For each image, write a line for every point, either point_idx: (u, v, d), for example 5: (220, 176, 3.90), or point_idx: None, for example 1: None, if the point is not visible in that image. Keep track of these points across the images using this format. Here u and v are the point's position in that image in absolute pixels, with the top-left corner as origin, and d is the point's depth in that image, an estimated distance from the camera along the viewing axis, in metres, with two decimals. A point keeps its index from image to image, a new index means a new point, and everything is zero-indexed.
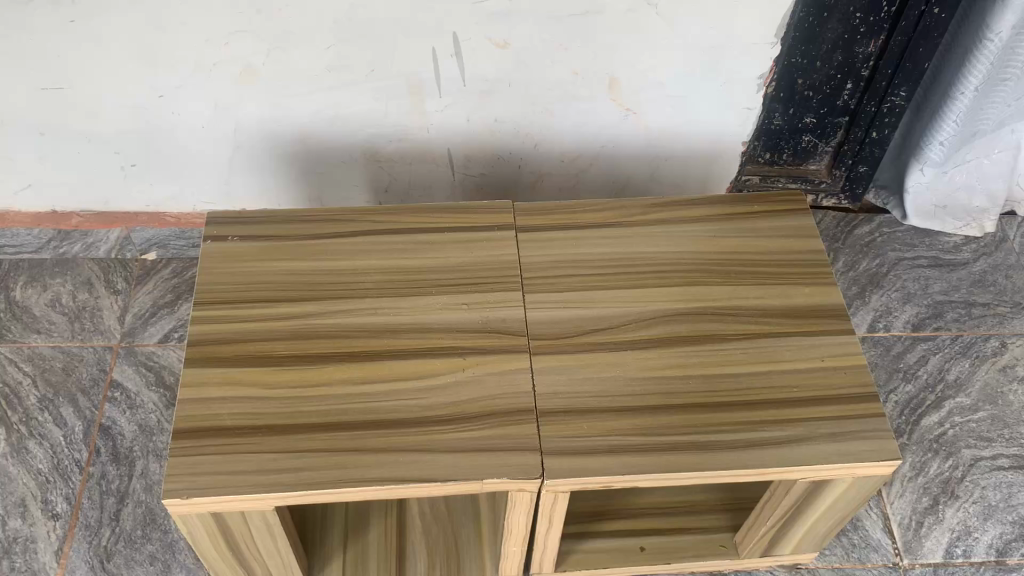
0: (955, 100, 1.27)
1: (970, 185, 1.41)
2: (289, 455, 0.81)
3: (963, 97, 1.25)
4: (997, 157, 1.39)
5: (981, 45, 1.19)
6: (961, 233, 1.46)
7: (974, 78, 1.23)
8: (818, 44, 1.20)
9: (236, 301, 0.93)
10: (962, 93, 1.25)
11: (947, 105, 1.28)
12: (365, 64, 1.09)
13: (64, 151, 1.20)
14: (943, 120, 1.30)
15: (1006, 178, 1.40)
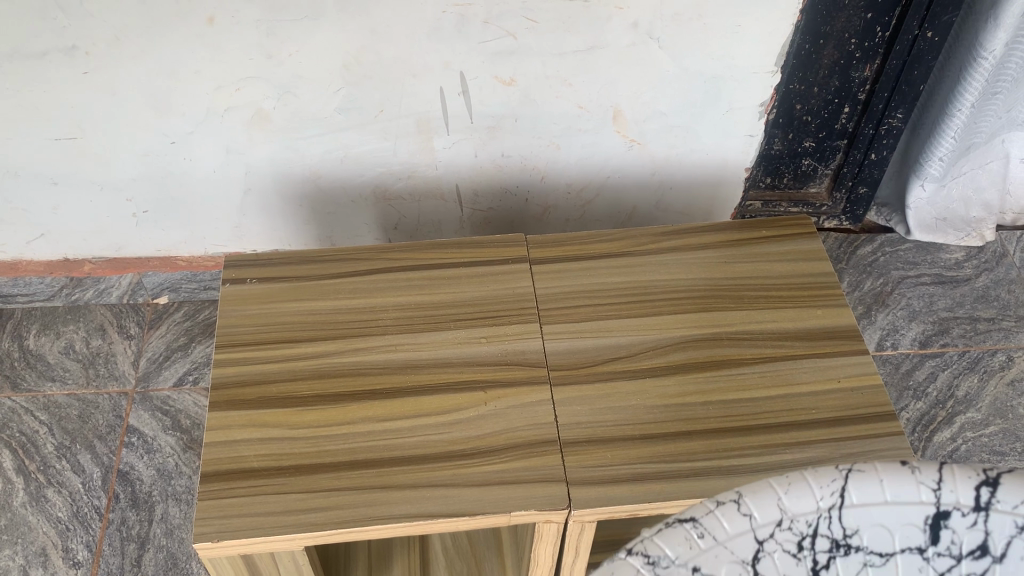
0: (952, 117, 1.29)
1: (966, 196, 1.44)
2: (317, 495, 0.82)
3: (959, 114, 1.28)
4: (991, 168, 1.41)
5: (975, 63, 1.22)
6: (963, 243, 1.48)
7: (970, 95, 1.25)
8: (815, 70, 1.23)
9: (257, 343, 0.93)
10: (958, 110, 1.28)
11: (943, 122, 1.31)
12: (374, 105, 1.11)
13: (77, 200, 1.21)
14: (941, 137, 1.33)
15: (999, 187, 1.43)
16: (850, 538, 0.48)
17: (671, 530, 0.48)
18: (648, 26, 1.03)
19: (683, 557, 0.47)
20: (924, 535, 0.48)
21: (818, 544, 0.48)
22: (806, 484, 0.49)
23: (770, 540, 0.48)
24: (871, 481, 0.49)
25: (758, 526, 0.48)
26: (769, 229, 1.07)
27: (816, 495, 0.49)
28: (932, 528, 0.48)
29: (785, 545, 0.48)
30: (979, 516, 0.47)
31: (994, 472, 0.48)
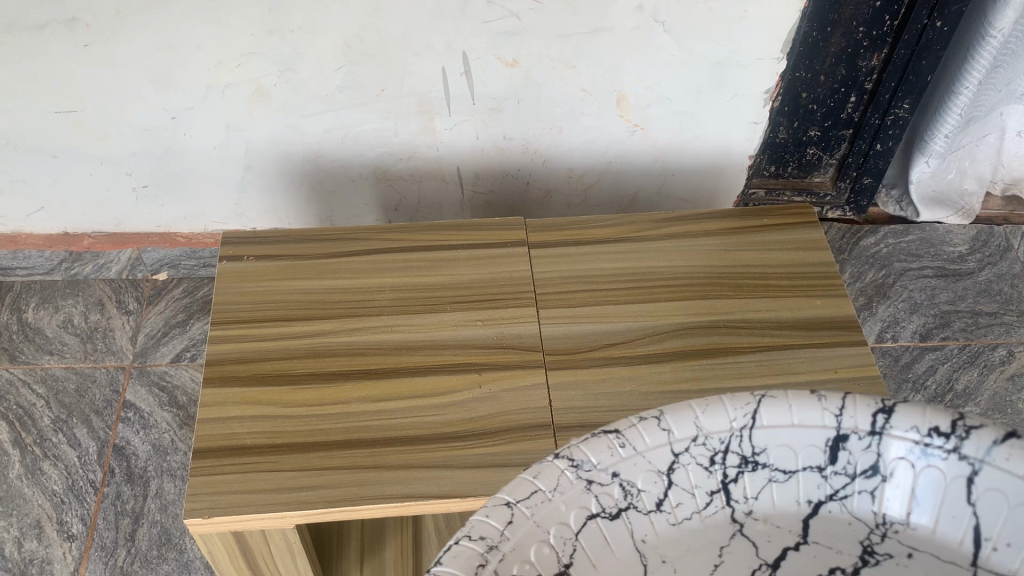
0: (958, 96, 1.28)
1: (961, 168, 1.42)
2: (309, 474, 0.82)
3: (966, 92, 1.27)
4: (988, 141, 1.40)
5: (983, 41, 1.21)
6: (954, 217, 1.48)
7: (977, 73, 1.24)
8: (822, 57, 1.22)
9: (253, 320, 0.93)
10: (965, 88, 1.26)
11: (949, 101, 1.30)
12: (375, 84, 1.11)
13: (77, 173, 1.21)
14: (947, 115, 1.31)
15: (993, 160, 1.42)
16: (758, 455, 0.52)
17: (596, 439, 0.51)
18: (654, 9, 1.02)
19: (605, 463, 0.51)
20: (829, 450, 0.51)
21: (726, 455, 0.52)
22: (722, 406, 0.53)
23: (684, 452, 0.52)
24: (780, 405, 0.52)
25: (676, 440, 0.52)
26: (771, 216, 1.06)
27: (730, 416, 0.52)
28: (830, 449, 0.51)
29: (698, 458, 0.52)
30: (874, 439, 0.51)
31: (892, 400, 0.51)
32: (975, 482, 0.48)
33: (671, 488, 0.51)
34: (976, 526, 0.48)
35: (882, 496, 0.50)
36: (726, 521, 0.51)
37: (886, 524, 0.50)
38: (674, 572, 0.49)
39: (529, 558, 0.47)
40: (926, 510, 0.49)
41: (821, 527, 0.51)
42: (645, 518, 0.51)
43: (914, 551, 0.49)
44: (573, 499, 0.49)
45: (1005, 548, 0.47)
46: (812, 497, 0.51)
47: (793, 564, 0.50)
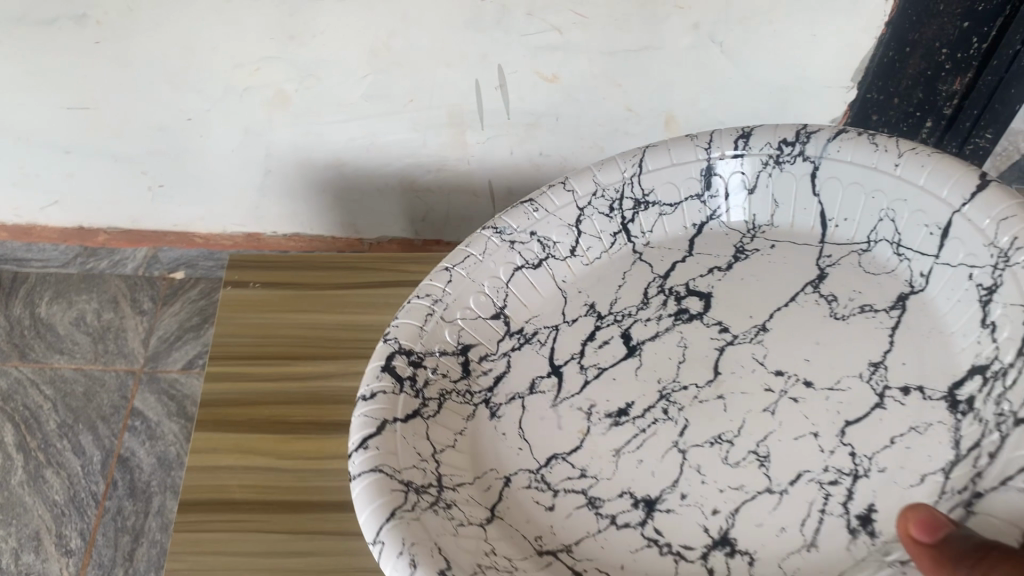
0: None
1: None
2: (300, 537, 0.75)
3: None
4: None
5: None
6: None
7: None
8: (897, 80, 0.98)
9: (252, 356, 0.87)
10: None
11: None
12: (403, 94, 1.02)
13: (92, 170, 1.15)
14: None
15: None
16: (647, 197, 0.75)
17: (517, 210, 0.75)
18: (712, 29, 0.92)
19: (524, 226, 0.74)
20: (705, 185, 0.75)
21: (623, 203, 0.75)
22: (616, 164, 0.76)
23: (589, 205, 0.75)
24: (662, 153, 0.75)
25: (584, 198, 0.75)
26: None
27: (622, 170, 0.75)
28: (705, 178, 0.75)
29: (600, 209, 0.75)
30: (738, 163, 0.74)
31: (747, 129, 0.74)
32: (818, 175, 0.72)
33: (581, 237, 0.74)
34: (822, 207, 0.71)
35: (750, 202, 0.74)
36: (629, 253, 0.74)
37: (753, 228, 0.73)
38: (587, 295, 0.71)
39: (468, 304, 0.71)
40: (783, 205, 0.73)
41: (704, 240, 0.73)
42: (563, 263, 0.73)
43: (775, 241, 0.72)
44: (500, 257, 0.73)
45: (843, 224, 0.70)
46: (694, 223, 0.74)
47: (680, 271, 0.71)
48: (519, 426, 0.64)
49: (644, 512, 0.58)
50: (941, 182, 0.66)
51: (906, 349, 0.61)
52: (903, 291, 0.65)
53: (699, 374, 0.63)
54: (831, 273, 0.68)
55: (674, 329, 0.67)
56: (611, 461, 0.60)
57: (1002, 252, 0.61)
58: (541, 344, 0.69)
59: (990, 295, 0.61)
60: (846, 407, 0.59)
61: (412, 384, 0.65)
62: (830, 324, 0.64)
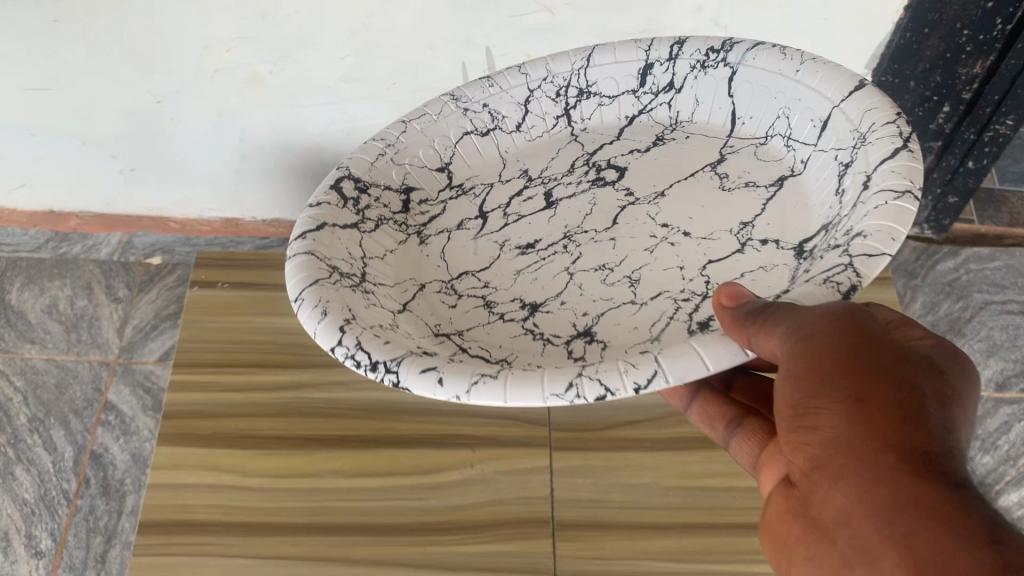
0: None
1: None
2: (267, 563, 0.70)
3: None
4: None
5: None
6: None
7: None
8: (914, 62, 0.93)
9: (221, 364, 0.83)
10: None
11: None
12: (385, 77, 0.95)
13: (59, 152, 1.09)
14: None
15: None
16: (591, 88, 0.64)
17: (473, 83, 0.65)
18: (715, 12, 0.85)
19: (478, 98, 0.64)
20: (637, 79, 0.63)
21: (567, 89, 0.64)
22: (567, 55, 0.65)
23: (538, 90, 0.65)
24: (611, 50, 0.64)
25: (537, 76, 0.65)
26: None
27: (572, 60, 0.64)
28: (641, 76, 0.63)
29: (547, 93, 0.64)
30: (672, 64, 0.62)
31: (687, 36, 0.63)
32: (733, 81, 0.60)
33: (528, 115, 0.64)
34: (733, 112, 0.60)
35: (675, 102, 0.62)
36: (566, 135, 0.64)
37: (678, 123, 0.62)
38: (521, 166, 0.62)
39: (417, 155, 0.62)
40: (708, 109, 0.61)
41: (632, 130, 0.63)
42: (507, 136, 0.64)
43: (692, 134, 0.61)
44: (452, 121, 0.63)
45: (750, 121, 0.59)
46: (628, 114, 0.63)
47: (606, 150, 0.61)
48: (442, 251, 0.57)
49: (526, 316, 0.52)
50: (830, 84, 0.56)
51: (775, 214, 0.53)
52: (785, 175, 0.56)
53: (602, 220, 0.56)
54: (732, 156, 0.58)
55: (587, 191, 0.58)
56: (508, 278, 0.54)
57: (863, 135, 0.52)
58: (475, 197, 0.60)
59: (846, 170, 0.52)
60: (714, 249, 0.52)
61: (356, 199, 0.58)
62: (718, 194, 0.55)
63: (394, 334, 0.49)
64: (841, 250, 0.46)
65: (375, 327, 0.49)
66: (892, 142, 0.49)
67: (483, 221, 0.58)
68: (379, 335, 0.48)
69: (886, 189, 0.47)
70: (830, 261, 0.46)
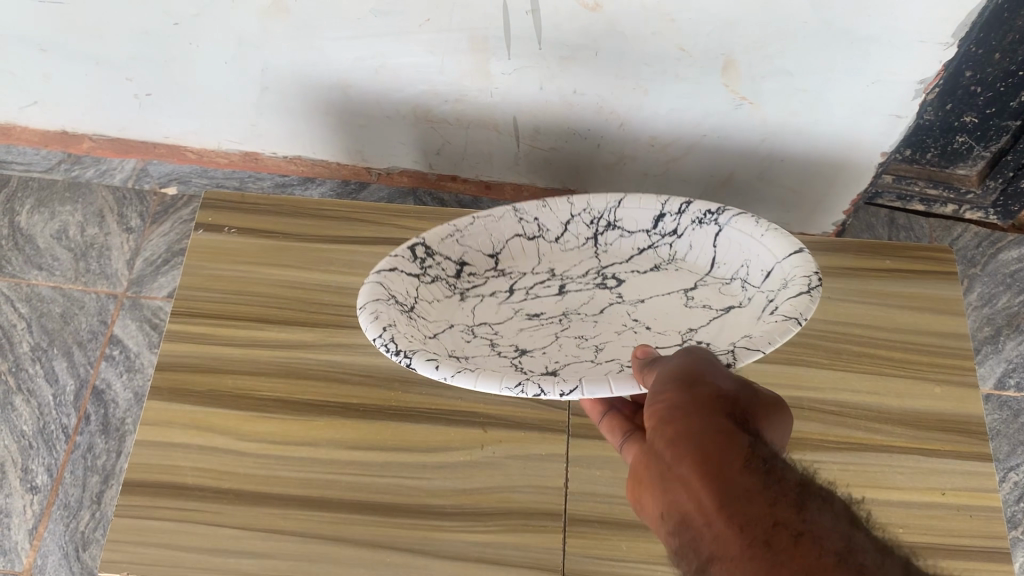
0: None
1: None
2: (257, 535, 0.66)
3: None
4: None
5: None
6: None
7: None
8: (1003, 32, 0.92)
9: (222, 317, 0.76)
10: None
11: None
12: (419, 13, 0.87)
13: (70, 71, 1.03)
14: None
15: None
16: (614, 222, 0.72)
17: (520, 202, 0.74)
18: None
19: (531, 212, 0.73)
20: (653, 220, 0.71)
21: (598, 221, 0.73)
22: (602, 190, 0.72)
23: (574, 220, 0.73)
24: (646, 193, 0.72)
25: (580, 204, 0.73)
26: (925, 264, 0.81)
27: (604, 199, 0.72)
28: (656, 220, 0.71)
29: (582, 221, 0.73)
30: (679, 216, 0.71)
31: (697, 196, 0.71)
32: (717, 237, 0.69)
33: (566, 229, 0.73)
34: (715, 257, 0.70)
35: (673, 244, 0.72)
36: (590, 252, 0.74)
37: (672, 259, 0.72)
38: (551, 264, 0.74)
39: (473, 241, 0.72)
40: (698, 253, 0.71)
41: (638, 261, 0.73)
42: (548, 245, 0.74)
43: (682, 266, 0.72)
44: (508, 227, 0.73)
45: (722, 266, 0.70)
46: (640, 247, 0.73)
47: (614, 264, 0.73)
48: (474, 307, 0.70)
49: (515, 356, 0.63)
50: (779, 244, 0.64)
51: (714, 327, 0.64)
52: (733, 304, 0.66)
53: (593, 308, 0.69)
54: (703, 287, 0.69)
55: (591, 290, 0.71)
56: (512, 331, 0.67)
57: (785, 283, 0.62)
58: (511, 277, 0.73)
59: (766, 305, 0.62)
60: (662, 341, 0.64)
61: (425, 259, 0.69)
62: (686, 308, 0.67)
63: (419, 342, 0.60)
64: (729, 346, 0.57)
65: (411, 333, 0.61)
66: (801, 287, 0.60)
67: (510, 295, 0.71)
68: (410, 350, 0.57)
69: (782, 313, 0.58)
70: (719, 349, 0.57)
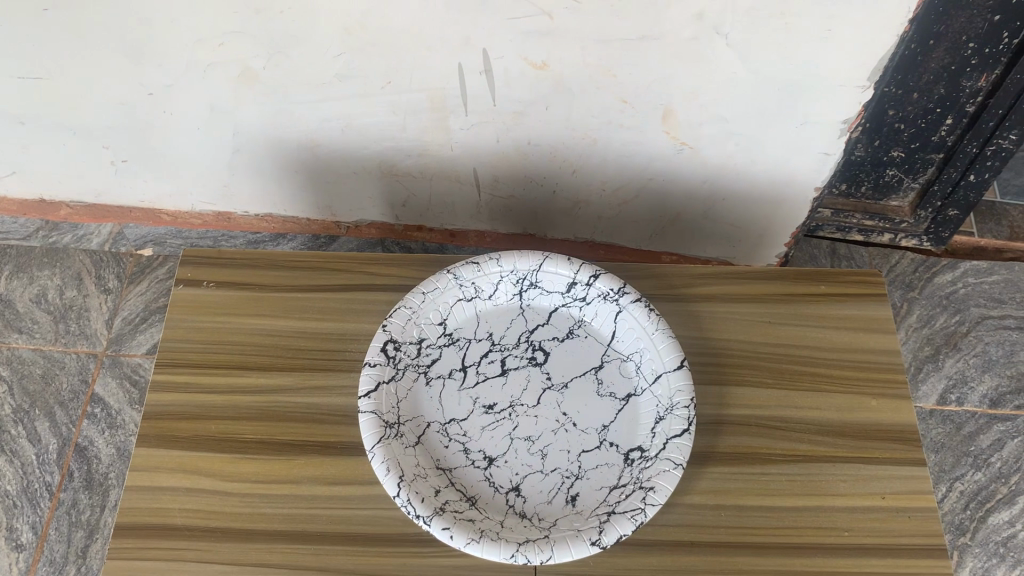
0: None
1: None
2: (245, 570, 0.70)
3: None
4: None
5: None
6: None
7: None
8: (918, 74, 1.01)
9: (203, 365, 0.80)
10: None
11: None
12: (380, 76, 0.94)
13: (48, 142, 1.08)
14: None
15: None
16: (535, 284, 0.82)
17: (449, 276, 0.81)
18: (716, 21, 0.81)
19: (468, 279, 0.81)
20: (564, 286, 0.81)
21: (523, 283, 0.82)
22: (520, 257, 0.81)
23: (500, 282, 0.81)
24: (562, 261, 0.81)
25: (508, 268, 0.81)
26: (859, 288, 0.87)
27: (522, 265, 0.81)
28: (570, 287, 0.81)
29: (509, 285, 0.82)
30: (588, 285, 0.81)
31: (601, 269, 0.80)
32: (619, 314, 0.80)
33: (497, 288, 0.82)
34: (614, 331, 0.81)
35: (583, 307, 0.82)
36: (514, 307, 0.83)
37: (580, 323, 0.83)
38: (488, 326, 0.83)
39: (424, 318, 0.80)
40: (602, 322, 0.82)
41: (556, 320, 0.83)
42: (482, 304, 0.82)
43: (589, 334, 0.82)
44: (446, 295, 0.81)
45: (621, 342, 0.81)
46: (555, 306, 0.83)
47: (539, 327, 0.83)
48: (438, 396, 0.79)
49: (485, 467, 0.76)
50: (668, 352, 0.76)
51: (623, 425, 0.78)
52: (631, 392, 0.79)
53: (533, 396, 0.80)
54: (608, 364, 0.81)
55: (522, 368, 0.82)
56: (477, 432, 0.78)
57: (671, 406, 0.75)
58: (461, 347, 0.82)
59: (661, 417, 0.75)
60: (586, 440, 0.77)
61: (395, 355, 0.77)
62: (598, 395, 0.80)
63: (421, 478, 0.73)
64: (638, 494, 0.71)
65: (407, 468, 0.72)
66: (681, 425, 0.73)
67: (464, 376, 0.81)
68: (419, 493, 0.71)
69: (666, 474, 0.71)
70: (630, 493, 0.72)
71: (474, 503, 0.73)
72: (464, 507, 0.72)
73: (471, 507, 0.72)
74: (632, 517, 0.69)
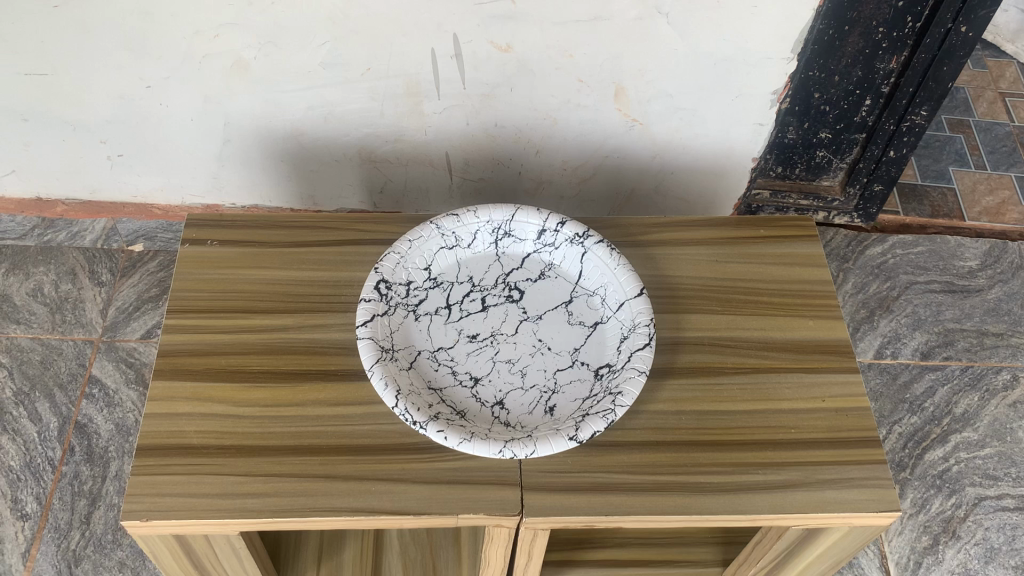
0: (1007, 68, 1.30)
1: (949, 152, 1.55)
2: (257, 479, 0.77)
3: None
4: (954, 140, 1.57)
5: None
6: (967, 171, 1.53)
7: None
8: (837, 58, 1.13)
9: (212, 310, 0.88)
10: None
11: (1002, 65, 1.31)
12: (360, 62, 1.04)
13: (49, 138, 1.16)
14: None
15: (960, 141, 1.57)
16: (508, 233, 0.92)
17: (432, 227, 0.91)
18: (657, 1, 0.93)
19: (450, 228, 0.91)
20: (536, 233, 0.92)
21: (498, 232, 0.92)
22: (495, 210, 0.91)
23: (478, 231, 0.92)
24: (532, 212, 0.91)
25: (484, 219, 0.91)
26: (792, 231, 0.99)
27: (496, 217, 0.91)
28: (540, 234, 0.92)
29: (486, 235, 0.92)
30: (556, 232, 0.91)
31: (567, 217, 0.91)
32: (584, 255, 0.91)
33: (475, 237, 0.92)
34: (581, 270, 0.91)
35: (552, 252, 0.93)
36: (490, 254, 0.93)
37: (549, 267, 0.93)
38: (468, 270, 0.92)
39: (411, 262, 0.89)
40: (569, 264, 0.92)
41: (528, 264, 0.93)
42: (462, 252, 0.92)
43: (559, 275, 0.92)
44: (431, 243, 0.90)
45: (587, 280, 0.91)
46: (526, 253, 0.94)
47: (513, 271, 0.93)
48: (427, 328, 0.88)
49: (471, 386, 0.85)
50: (629, 283, 0.87)
51: (592, 348, 0.87)
52: (599, 320, 0.89)
53: (511, 327, 0.90)
54: (576, 299, 0.91)
55: (500, 305, 0.91)
56: (463, 357, 0.87)
57: (633, 326, 0.85)
58: (445, 288, 0.91)
59: (626, 336, 0.85)
60: (560, 361, 0.87)
61: (387, 292, 0.86)
62: (569, 324, 0.89)
63: (415, 394, 0.81)
64: (609, 398, 0.80)
65: (403, 385, 0.80)
66: (643, 340, 0.83)
67: (448, 312, 0.90)
68: (415, 403, 0.79)
69: (632, 379, 0.81)
70: (602, 398, 0.81)
71: (463, 415, 0.81)
72: (455, 418, 0.80)
73: (461, 418, 0.81)
74: (604, 416, 0.78)
